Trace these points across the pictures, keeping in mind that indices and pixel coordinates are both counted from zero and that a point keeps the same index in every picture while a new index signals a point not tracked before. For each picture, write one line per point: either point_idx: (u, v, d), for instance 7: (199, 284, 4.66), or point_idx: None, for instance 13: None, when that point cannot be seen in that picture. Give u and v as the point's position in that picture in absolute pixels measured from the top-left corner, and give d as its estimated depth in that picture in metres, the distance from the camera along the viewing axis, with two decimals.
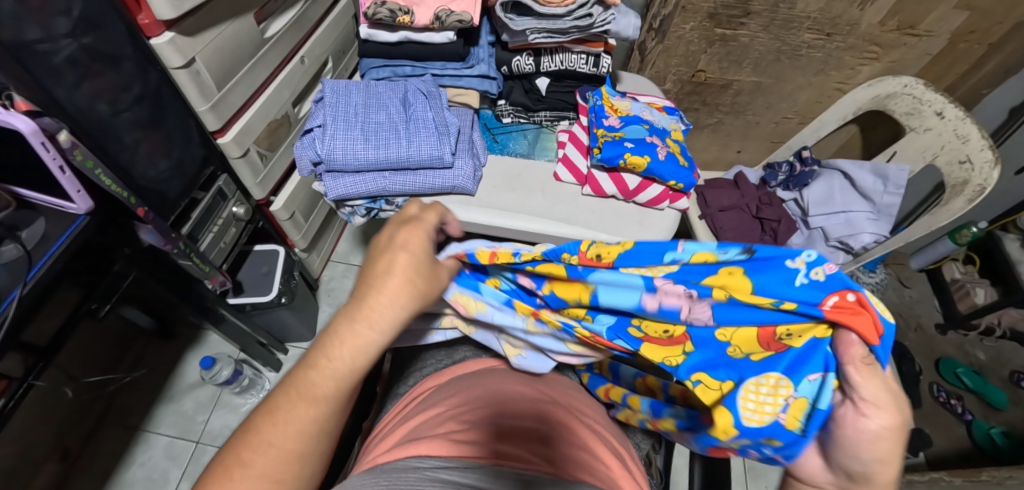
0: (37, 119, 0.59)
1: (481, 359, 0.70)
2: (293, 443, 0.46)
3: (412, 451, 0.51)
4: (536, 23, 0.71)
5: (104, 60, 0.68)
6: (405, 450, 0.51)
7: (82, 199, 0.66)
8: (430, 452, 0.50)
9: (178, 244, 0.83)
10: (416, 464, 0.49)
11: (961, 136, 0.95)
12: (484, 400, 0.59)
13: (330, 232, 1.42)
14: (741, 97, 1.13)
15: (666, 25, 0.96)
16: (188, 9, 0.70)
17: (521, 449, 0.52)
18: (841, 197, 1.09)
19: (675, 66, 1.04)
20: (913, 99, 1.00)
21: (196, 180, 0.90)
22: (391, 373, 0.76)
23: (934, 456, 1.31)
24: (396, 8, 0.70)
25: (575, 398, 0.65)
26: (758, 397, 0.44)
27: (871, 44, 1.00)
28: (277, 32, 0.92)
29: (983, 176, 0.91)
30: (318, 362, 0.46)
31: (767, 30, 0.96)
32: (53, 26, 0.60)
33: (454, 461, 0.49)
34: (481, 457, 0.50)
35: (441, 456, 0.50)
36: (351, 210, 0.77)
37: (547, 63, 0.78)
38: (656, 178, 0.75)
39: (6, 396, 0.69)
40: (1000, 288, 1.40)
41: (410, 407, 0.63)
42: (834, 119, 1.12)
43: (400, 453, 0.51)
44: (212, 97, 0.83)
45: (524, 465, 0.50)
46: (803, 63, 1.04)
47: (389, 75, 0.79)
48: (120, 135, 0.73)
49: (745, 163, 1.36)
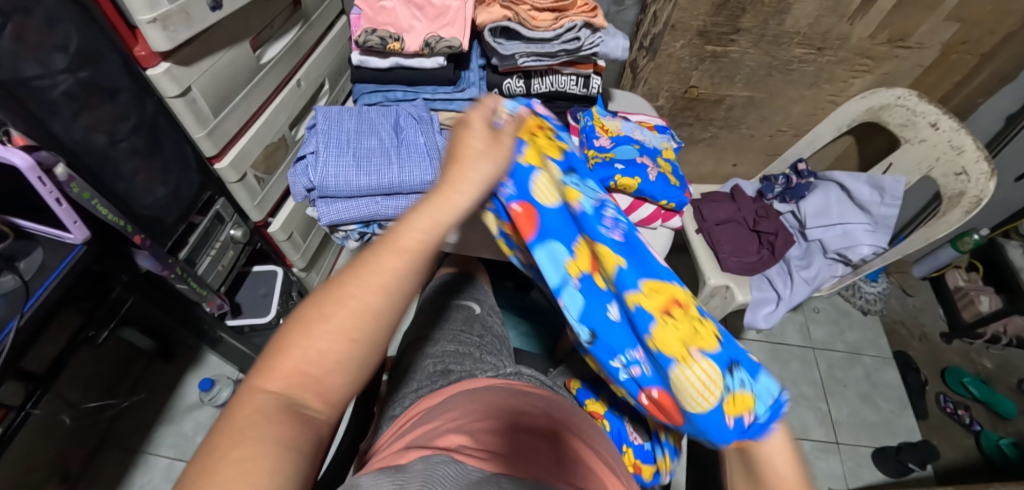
0: (34, 154, 0.60)
1: (476, 379, 0.68)
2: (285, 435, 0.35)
3: (417, 456, 0.50)
4: (525, 48, 0.72)
5: (101, 93, 0.69)
6: (414, 453, 0.50)
7: (78, 229, 0.68)
8: (440, 453, 0.50)
9: (176, 269, 0.84)
10: (423, 463, 0.48)
11: (955, 147, 0.95)
12: (489, 419, 0.57)
13: (328, 251, 1.43)
14: (734, 111, 1.13)
15: (657, 43, 0.97)
16: (183, 40, 0.71)
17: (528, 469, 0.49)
18: (838, 209, 1.09)
19: (667, 83, 1.05)
20: (907, 111, 1.00)
21: (193, 204, 0.91)
22: (388, 395, 0.76)
23: (942, 468, 1.29)
24: (386, 36, 0.72)
25: (566, 412, 0.65)
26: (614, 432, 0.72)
27: (863, 57, 1.00)
28: (272, 58, 0.94)
29: (979, 188, 0.90)
30: (404, 230, 0.42)
31: (757, 46, 0.96)
32: (50, 62, 0.62)
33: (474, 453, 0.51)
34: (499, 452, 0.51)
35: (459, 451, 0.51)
36: (345, 235, 0.78)
37: (538, 85, 0.78)
38: (648, 198, 0.75)
39: (4, 424, 0.69)
40: (1004, 296, 1.39)
41: (407, 424, 0.63)
42: (829, 132, 1.12)
43: (412, 454, 0.50)
44: (208, 123, 0.83)
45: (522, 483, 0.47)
46: (795, 77, 1.04)
47: (381, 100, 0.79)
48: (117, 165, 0.74)
49: (742, 176, 1.36)
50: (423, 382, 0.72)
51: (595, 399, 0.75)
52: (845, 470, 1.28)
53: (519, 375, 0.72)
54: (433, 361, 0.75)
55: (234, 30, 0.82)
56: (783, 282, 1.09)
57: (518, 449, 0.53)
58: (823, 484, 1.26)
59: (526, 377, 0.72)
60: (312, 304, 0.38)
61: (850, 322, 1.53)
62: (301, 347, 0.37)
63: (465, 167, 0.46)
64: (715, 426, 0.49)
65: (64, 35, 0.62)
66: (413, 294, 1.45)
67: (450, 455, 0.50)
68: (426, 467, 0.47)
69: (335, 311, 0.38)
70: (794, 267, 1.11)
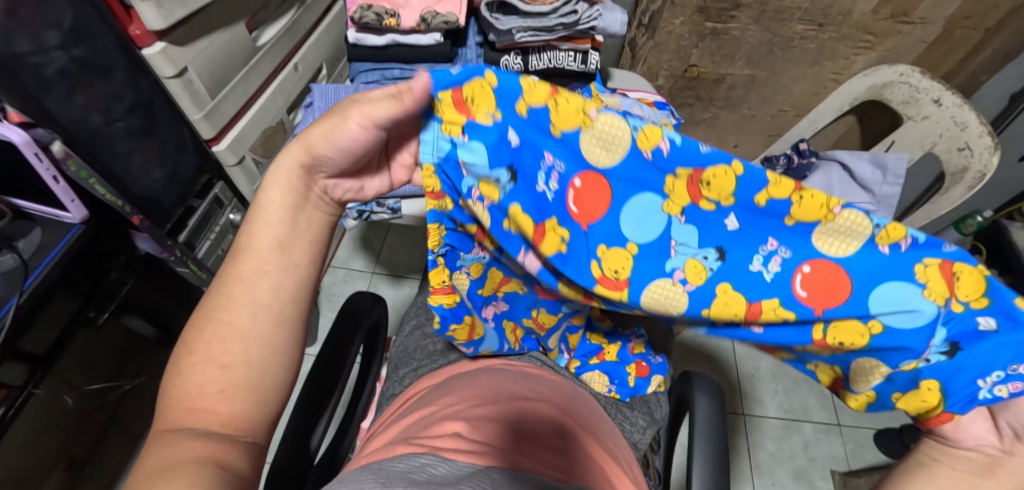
0: (29, 131, 0.60)
1: (475, 358, 0.69)
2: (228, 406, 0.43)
3: (406, 451, 0.49)
4: (522, 23, 0.72)
5: (96, 72, 0.68)
6: (404, 449, 0.50)
7: (76, 208, 0.68)
8: (426, 450, 0.49)
9: (175, 252, 0.84)
10: (406, 464, 0.46)
11: (959, 123, 0.93)
12: (482, 404, 0.57)
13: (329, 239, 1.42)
14: (735, 90, 1.12)
15: (656, 20, 0.96)
16: (178, 18, 0.70)
17: (530, 457, 0.50)
18: (840, 189, 1.07)
19: (667, 61, 1.04)
20: (910, 87, 0.99)
21: (192, 188, 0.91)
22: (388, 373, 0.76)
23: None
24: (382, 11, 0.71)
25: (565, 395, 0.65)
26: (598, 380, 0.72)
27: (865, 33, 0.99)
28: (269, 40, 0.93)
29: (982, 162, 0.90)
30: (257, 225, 0.46)
31: (758, 22, 0.95)
32: (43, 39, 0.61)
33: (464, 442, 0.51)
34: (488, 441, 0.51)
35: (448, 442, 0.50)
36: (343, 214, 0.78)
37: (536, 61, 0.77)
38: None
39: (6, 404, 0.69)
40: (1007, 277, 1.38)
41: (404, 407, 0.63)
42: (831, 111, 1.10)
43: (401, 451, 0.49)
44: (205, 105, 0.83)
45: (523, 469, 0.48)
46: (797, 54, 1.03)
47: (377, 78, 0.78)
48: (113, 145, 0.74)
49: (743, 158, 1.35)
50: (424, 361, 0.72)
51: (581, 356, 0.73)
52: (846, 452, 1.28)
53: (520, 355, 0.72)
54: (432, 341, 0.75)
55: (230, 11, 0.82)
56: None
57: (519, 436, 0.53)
58: (824, 465, 1.27)
59: (527, 358, 0.72)
60: (204, 313, 0.45)
61: None
62: (212, 346, 0.44)
63: (332, 127, 0.44)
64: (958, 326, 0.43)
65: (57, 12, 0.62)
66: (414, 280, 1.45)
67: (437, 453, 0.48)
68: (409, 468, 0.45)
69: (215, 341, 0.44)
70: None
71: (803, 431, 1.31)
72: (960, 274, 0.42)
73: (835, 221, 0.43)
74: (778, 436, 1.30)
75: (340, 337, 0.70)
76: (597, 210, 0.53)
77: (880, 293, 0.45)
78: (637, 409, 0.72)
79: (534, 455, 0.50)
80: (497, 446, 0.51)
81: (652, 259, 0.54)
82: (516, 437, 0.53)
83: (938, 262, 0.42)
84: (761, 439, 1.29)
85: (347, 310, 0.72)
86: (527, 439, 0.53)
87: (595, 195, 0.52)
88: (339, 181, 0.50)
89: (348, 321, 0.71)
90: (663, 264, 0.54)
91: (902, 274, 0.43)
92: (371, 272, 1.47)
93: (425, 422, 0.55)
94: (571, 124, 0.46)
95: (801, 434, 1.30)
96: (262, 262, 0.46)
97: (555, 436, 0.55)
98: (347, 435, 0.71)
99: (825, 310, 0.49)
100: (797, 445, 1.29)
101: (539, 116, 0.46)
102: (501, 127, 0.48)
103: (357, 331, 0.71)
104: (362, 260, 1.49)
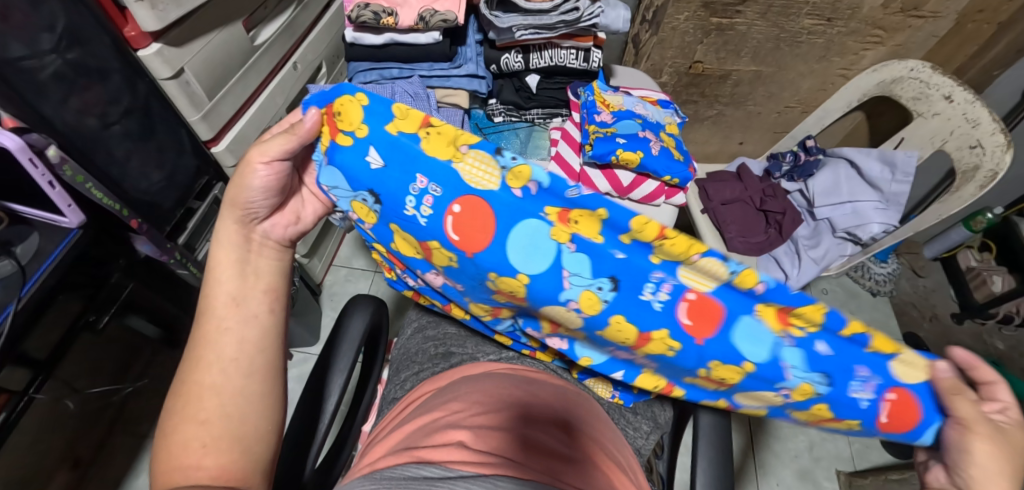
0: (24, 136, 0.59)
1: (478, 363, 0.68)
2: (212, 458, 0.46)
3: (409, 460, 0.50)
4: (522, 20, 0.70)
5: (91, 74, 0.67)
6: (406, 458, 0.51)
7: (73, 213, 0.67)
8: (431, 459, 0.50)
9: (174, 255, 0.83)
10: (416, 471, 0.48)
11: (971, 120, 0.91)
12: (488, 410, 0.56)
13: (331, 238, 1.42)
14: (740, 87, 1.10)
15: (660, 16, 0.93)
16: (174, 19, 0.69)
17: (537, 467, 0.50)
18: (847, 187, 1.06)
19: (671, 58, 1.02)
20: (920, 83, 0.97)
21: (191, 189, 0.91)
22: (389, 376, 0.76)
23: None
24: (379, 10, 0.70)
25: (571, 400, 0.64)
26: (601, 385, 0.70)
27: (874, 28, 0.97)
28: (267, 39, 0.92)
29: (994, 161, 0.87)
30: (211, 286, 0.53)
31: (764, 17, 0.93)
32: (38, 43, 0.60)
33: (467, 452, 0.50)
34: (493, 452, 0.51)
35: (452, 454, 0.50)
36: (342, 216, 0.77)
37: (537, 60, 0.77)
38: (651, 174, 0.73)
39: (7, 409, 0.69)
40: (1018, 275, 1.36)
41: (407, 411, 0.62)
42: (838, 107, 1.09)
43: (403, 460, 0.50)
44: (203, 106, 0.82)
45: (530, 479, 0.48)
46: (804, 50, 1.01)
47: (376, 78, 0.78)
48: (110, 148, 0.73)
49: (749, 155, 1.33)
50: (425, 365, 0.71)
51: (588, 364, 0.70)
52: (852, 452, 1.27)
53: (522, 357, 0.72)
54: (433, 344, 0.74)
55: (227, 10, 0.80)
56: (790, 261, 1.07)
57: (523, 443, 0.52)
58: (829, 465, 1.26)
59: (529, 361, 0.71)
60: (180, 376, 0.50)
61: (859, 303, 1.50)
62: (189, 405, 0.48)
63: (240, 178, 0.52)
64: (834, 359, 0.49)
65: (50, 15, 0.61)
66: None
67: (442, 464, 0.49)
68: (416, 480, 0.47)
69: (195, 406, 0.48)
70: (802, 246, 1.08)
71: (808, 431, 1.30)
72: (800, 314, 0.47)
73: (694, 267, 0.48)
74: (783, 436, 1.29)
75: (339, 340, 0.69)
76: (479, 238, 0.51)
77: (740, 330, 0.49)
78: (641, 414, 0.71)
79: (540, 463, 0.50)
80: (505, 456, 0.50)
81: (545, 288, 0.52)
82: (521, 446, 0.52)
83: (775, 307, 0.48)
84: (766, 439, 1.28)
85: (345, 311, 0.71)
86: (531, 448, 0.52)
87: (479, 214, 0.51)
88: (272, 218, 0.56)
89: (347, 324, 0.70)
90: (556, 294, 0.52)
91: (747, 309, 0.48)
92: (373, 271, 1.47)
93: (428, 429, 0.55)
94: (442, 153, 0.50)
95: (807, 434, 1.29)
96: (222, 320, 0.52)
97: (559, 442, 0.54)
98: (350, 437, 0.71)
99: (703, 341, 0.51)
100: (802, 445, 1.28)
101: (406, 139, 0.51)
102: (362, 145, 0.51)
103: (354, 330, 0.70)
104: (364, 259, 1.49)
